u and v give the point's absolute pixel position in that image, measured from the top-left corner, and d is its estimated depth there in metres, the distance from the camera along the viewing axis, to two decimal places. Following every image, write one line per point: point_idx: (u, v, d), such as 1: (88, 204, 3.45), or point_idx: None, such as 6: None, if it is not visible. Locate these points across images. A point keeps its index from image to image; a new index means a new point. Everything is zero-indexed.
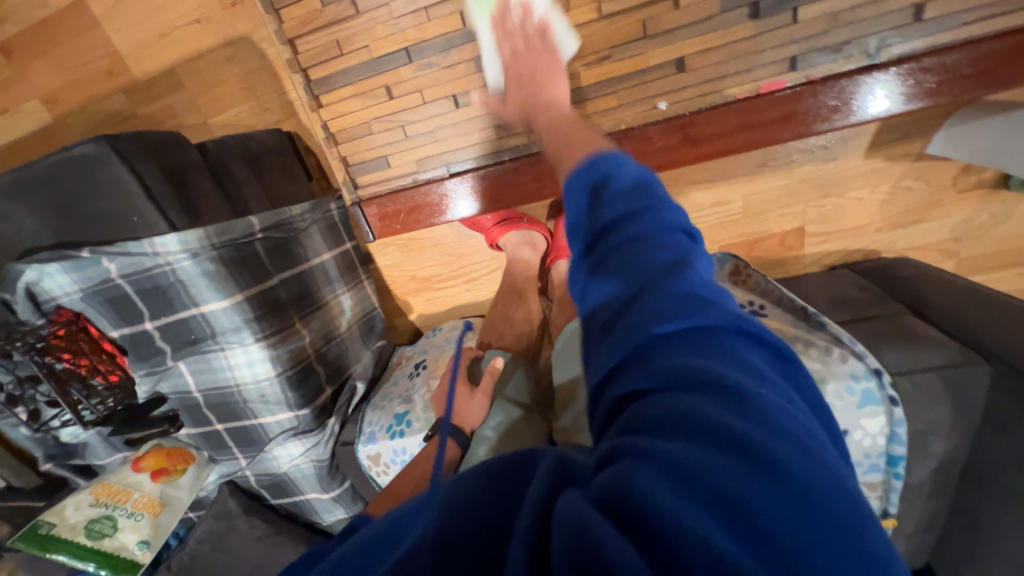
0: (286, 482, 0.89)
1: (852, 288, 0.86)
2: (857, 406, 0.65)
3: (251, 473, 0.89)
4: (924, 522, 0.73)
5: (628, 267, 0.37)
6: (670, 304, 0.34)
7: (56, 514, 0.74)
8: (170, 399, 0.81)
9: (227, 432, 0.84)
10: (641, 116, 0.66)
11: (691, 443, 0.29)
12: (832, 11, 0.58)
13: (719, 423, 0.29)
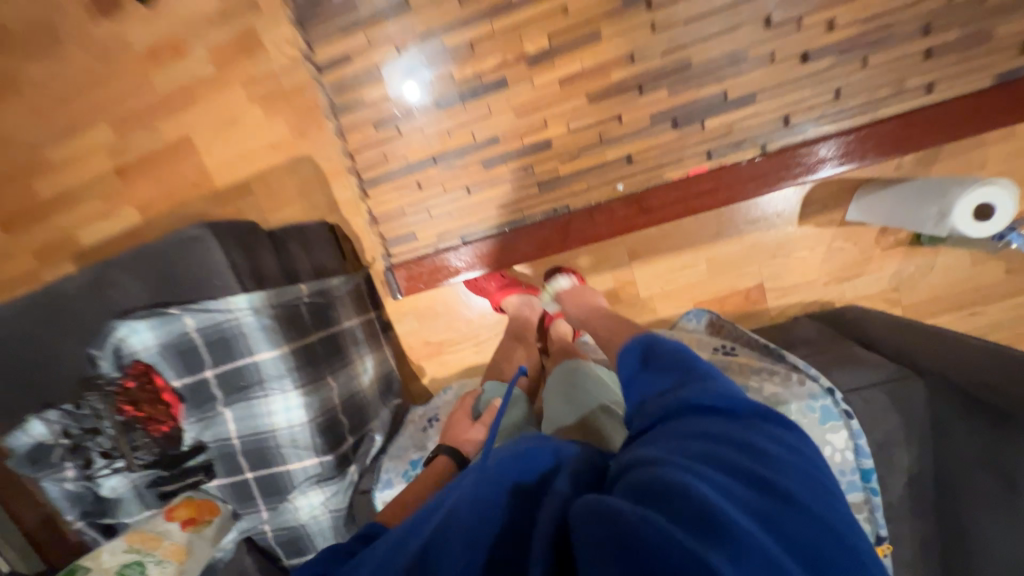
0: (303, 537, 0.92)
1: (810, 330, 0.99)
2: (821, 422, 0.75)
3: (270, 529, 0.93)
4: (915, 547, 0.76)
5: (676, 376, 0.55)
6: (708, 393, 0.51)
7: (94, 559, 0.81)
8: (210, 448, 0.90)
9: (255, 481, 0.91)
10: (604, 195, 0.84)
11: (728, 474, 0.42)
12: (729, 123, 0.77)
13: (746, 466, 0.43)
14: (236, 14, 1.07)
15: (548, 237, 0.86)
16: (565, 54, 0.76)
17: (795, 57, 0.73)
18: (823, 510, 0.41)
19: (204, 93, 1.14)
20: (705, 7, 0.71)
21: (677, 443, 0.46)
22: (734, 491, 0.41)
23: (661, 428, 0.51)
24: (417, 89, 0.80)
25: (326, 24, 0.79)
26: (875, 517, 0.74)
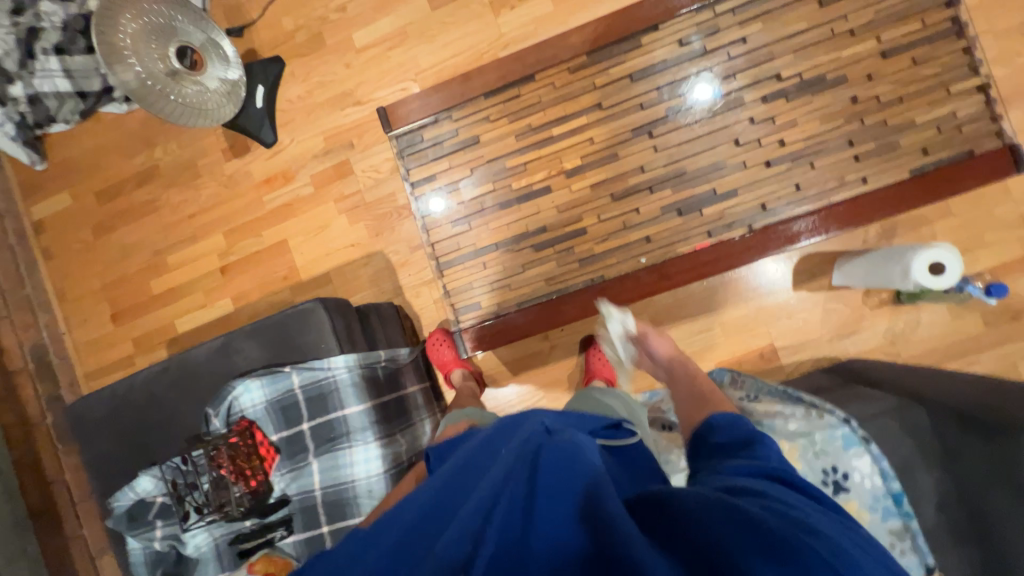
0: None
1: (822, 380, 1.12)
2: (844, 448, 0.86)
3: None
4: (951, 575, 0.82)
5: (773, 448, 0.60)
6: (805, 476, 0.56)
7: None
8: (292, 501, 0.99)
9: (331, 535, 0.97)
10: (630, 266, 1.04)
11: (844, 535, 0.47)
12: (721, 212, 1.02)
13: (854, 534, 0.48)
14: (336, 150, 1.43)
15: (589, 301, 1.05)
16: (593, 167, 1.04)
17: (762, 163, 1.00)
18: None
19: (302, 207, 1.45)
20: (691, 134, 1.01)
21: (774, 490, 0.53)
22: (835, 529, 0.48)
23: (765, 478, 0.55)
24: (440, 202, 1.10)
25: (422, 154, 1.10)
26: (917, 543, 0.81)
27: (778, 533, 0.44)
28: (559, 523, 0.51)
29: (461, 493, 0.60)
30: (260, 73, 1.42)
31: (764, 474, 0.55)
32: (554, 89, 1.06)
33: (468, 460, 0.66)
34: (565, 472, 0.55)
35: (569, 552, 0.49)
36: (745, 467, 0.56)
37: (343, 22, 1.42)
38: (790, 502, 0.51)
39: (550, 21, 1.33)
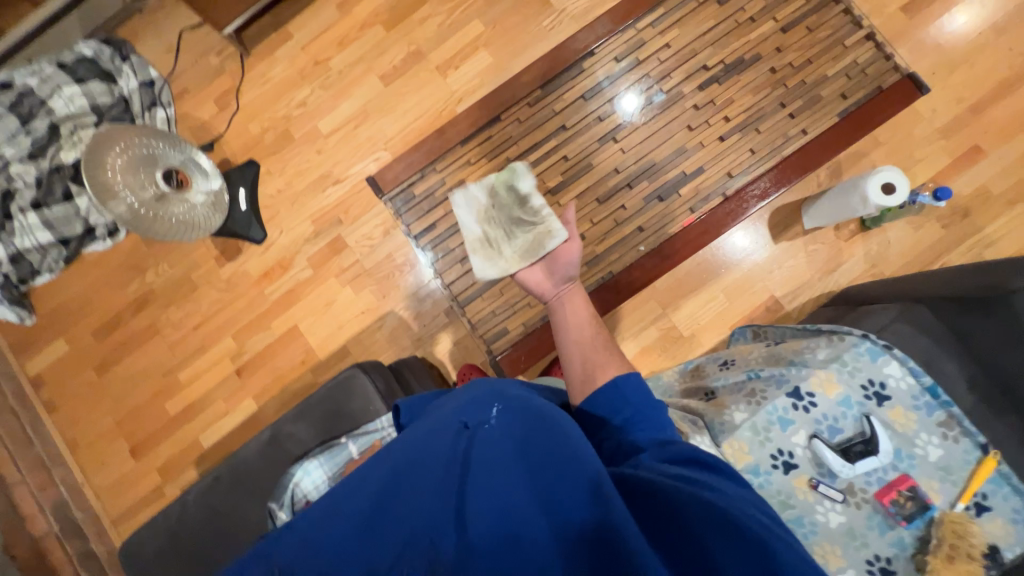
0: None
1: (828, 312, 1.21)
2: (873, 360, 0.93)
3: None
4: (1001, 444, 0.89)
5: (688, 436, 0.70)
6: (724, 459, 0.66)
7: None
8: None
9: None
10: (633, 256, 1.13)
11: (757, 507, 0.58)
12: (695, 188, 1.13)
13: (761, 503, 0.60)
14: (326, 229, 1.49)
15: (607, 297, 1.12)
16: (575, 180, 1.16)
17: (717, 139, 1.14)
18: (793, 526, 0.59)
19: (305, 291, 1.48)
20: (647, 130, 1.15)
21: (703, 473, 0.62)
22: (748, 501, 0.58)
23: (694, 463, 0.63)
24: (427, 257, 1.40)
25: (420, 206, 1.37)
26: (966, 426, 0.88)
27: (722, 513, 0.54)
28: (520, 505, 0.59)
29: (425, 468, 0.64)
30: (238, 178, 1.50)
31: (696, 461, 0.63)
32: (520, 124, 1.21)
33: (429, 431, 0.67)
34: (542, 457, 0.61)
35: (525, 526, 0.57)
36: (676, 453, 0.64)
37: (306, 115, 1.53)
38: (715, 483, 0.60)
39: (493, 70, 1.49)
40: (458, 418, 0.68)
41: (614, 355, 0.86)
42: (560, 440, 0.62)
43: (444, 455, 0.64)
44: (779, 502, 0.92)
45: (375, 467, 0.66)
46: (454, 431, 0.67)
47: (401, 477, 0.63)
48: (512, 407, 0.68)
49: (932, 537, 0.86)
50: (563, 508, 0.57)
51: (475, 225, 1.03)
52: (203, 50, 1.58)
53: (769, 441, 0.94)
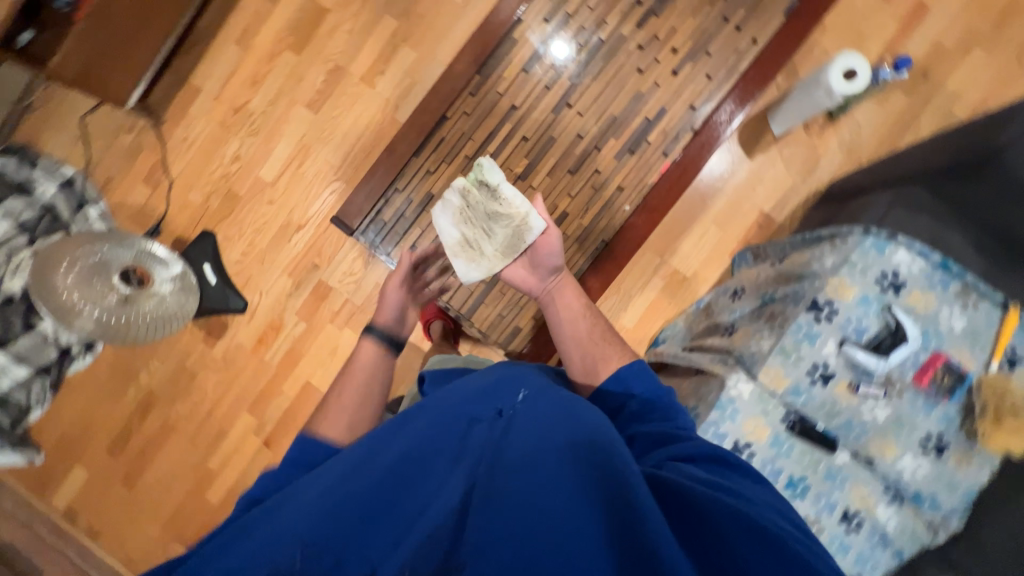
0: None
1: (820, 214, 1.20)
2: (880, 252, 0.93)
3: None
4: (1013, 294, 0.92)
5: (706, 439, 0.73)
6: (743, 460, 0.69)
7: None
8: None
9: None
10: (621, 218, 1.10)
11: (777, 511, 0.61)
12: (663, 130, 1.09)
13: (778, 505, 0.62)
14: (305, 278, 1.43)
15: (607, 266, 1.09)
16: (541, 159, 1.09)
17: (670, 75, 1.09)
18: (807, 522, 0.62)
19: (305, 345, 1.44)
20: (598, 86, 1.09)
21: (722, 476, 0.65)
22: (768, 506, 0.60)
23: (712, 464, 0.66)
24: None
25: (396, 232, 1.12)
26: (981, 289, 0.90)
27: (751, 516, 0.56)
28: (545, 489, 0.58)
29: (452, 446, 0.64)
30: (199, 255, 1.42)
31: (708, 460, 0.67)
32: (469, 116, 1.10)
33: (459, 408, 0.68)
34: (570, 442, 0.62)
35: (550, 513, 0.55)
36: (689, 453, 0.67)
37: (244, 168, 1.44)
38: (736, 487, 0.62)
39: (420, 65, 1.40)
40: (490, 403, 0.69)
41: (615, 343, 0.90)
42: (589, 425, 0.64)
43: (471, 437, 0.65)
44: (826, 413, 0.95)
45: (397, 439, 0.66)
46: (485, 410, 0.68)
47: (424, 451, 0.63)
48: (538, 394, 0.71)
49: (975, 402, 0.90)
50: (587, 482, 0.57)
51: (453, 229, 0.97)
52: (112, 132, 1.46)
53: (802, 358, 0.95)
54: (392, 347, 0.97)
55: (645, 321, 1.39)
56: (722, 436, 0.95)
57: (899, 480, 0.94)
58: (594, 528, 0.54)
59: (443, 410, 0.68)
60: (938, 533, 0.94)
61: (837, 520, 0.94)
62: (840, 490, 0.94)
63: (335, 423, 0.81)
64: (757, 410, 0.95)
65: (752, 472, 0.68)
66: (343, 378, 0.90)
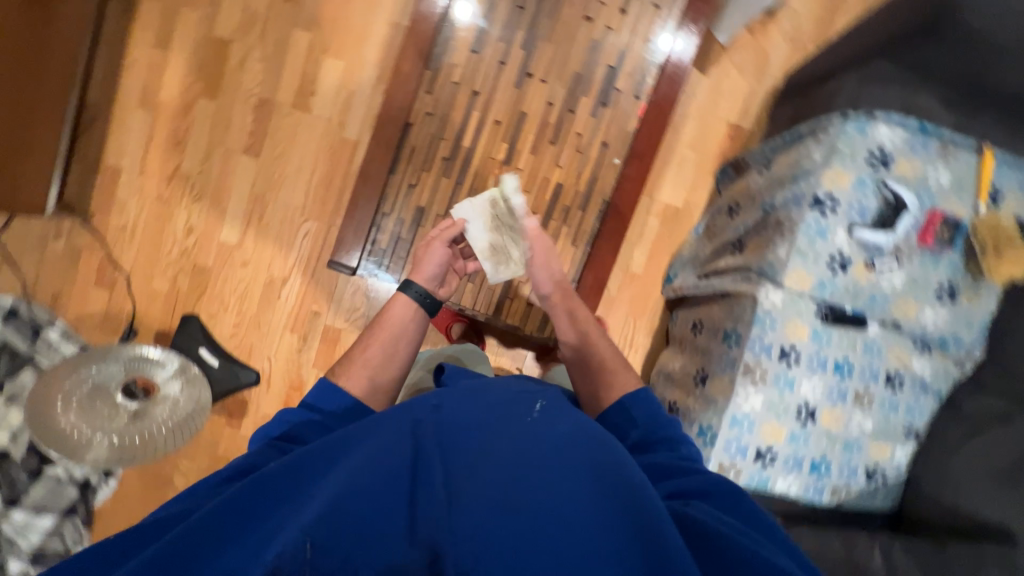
0: None
1: (788, 111, 1.23)
2: (862, 133, 0.98)
3: None
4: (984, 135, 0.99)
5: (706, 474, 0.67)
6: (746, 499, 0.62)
7: None
8: None
9: None
10: (614, 172, 1.08)
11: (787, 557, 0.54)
12: (628, 73, 1.06)
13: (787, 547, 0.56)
14: (310, 328, 1.36)
15: (617, 224, 1.08)
16: (520, 138, 1.06)
17: (619, 13, 1.05)
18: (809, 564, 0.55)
19: None
20: (551, 46, 1.04)
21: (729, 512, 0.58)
22: (776, 547, 0.54)
23: (718, 496, 0.60)
24: None
25: (398, 258, 1.06)
26: (956, 140, 0.97)
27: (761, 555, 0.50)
28: (554, 489, 0.50)
29: (455, 437, 0.56)
30: (188, 341, 1.31)
31: (722, 495, 0.60)
32: (432, 115, 1.04)
33: (468, 405, 0.60)
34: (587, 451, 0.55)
35: (554, 512, 0.49)
36: (703, 489, 0.60)
37: (202, 237, 1.33)
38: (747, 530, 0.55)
39: (351, 73, 1.29)
40: (501, 404, 0.61)
41: (620, 371, 0.81)
42: (603, 437, 0.59)
43: (477, 427, 0.57)
44: (851, 295, 1.01)
45: (392, 427, 0.56)
46: (495, 406, 0.60)
47: (424, 444, 0.54)
48: (556, 401, 0.64)
49: (975, 244, 0.98)
50: (596, 487, 0.51)
51: (476, 235, 0.95)
52: (38, 242, 1.30)
53: (820, 253, 1.00)
54: (428, 308, 0.85)
55: (653, 262, 1.41)
56: (768, 347, 1.01)
57: (925, 333, 1.03)
58: (601, 531, 0.48)
59: (456, 406, 0.60)
60: (965, 365, 1.05)
61: (884, 385, 1.03)
62: (880, 357, 1.03)
63: (356, 375, 0.73)
64: (792, 313, 1.01)
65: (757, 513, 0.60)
66: (372, 326, 0.81)
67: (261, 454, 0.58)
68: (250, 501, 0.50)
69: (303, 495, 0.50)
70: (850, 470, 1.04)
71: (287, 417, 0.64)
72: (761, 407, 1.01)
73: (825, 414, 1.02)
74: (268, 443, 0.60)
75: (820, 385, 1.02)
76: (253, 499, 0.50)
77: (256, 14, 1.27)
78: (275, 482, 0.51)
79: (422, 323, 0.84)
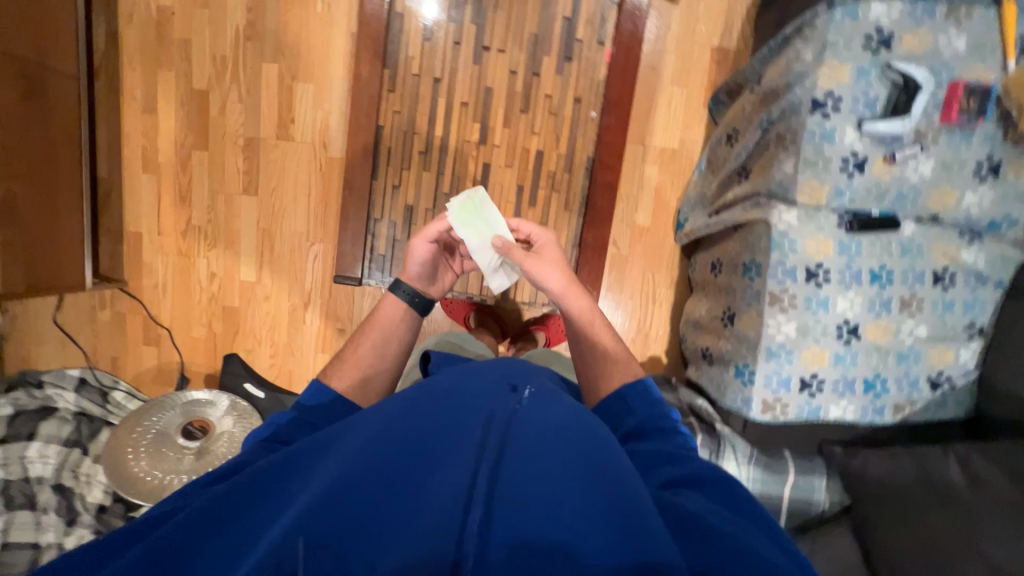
0: (801, 478, 1.00)
1: (772, 18, 1.14)
2: (853, 18, 0.89)
3: (795, 473, 1.00)
4: None
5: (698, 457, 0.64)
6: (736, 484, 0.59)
7: None
8: None
9: (759, 465, 1.00)
10: (594, 126, 1.04)
11: (771, 540, 0.53)
12: (588, 19, 1.01)
13: (771, 528, 0.55)
14: (338, 345, 1.41)
15: (607, 178, 1.05)
16: (490, 113, 1.04)
17: None
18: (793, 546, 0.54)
19: None
20: (503, 12, 1.01)
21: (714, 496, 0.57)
22: (757, 530, 0.54)
23: (703, 482, 0.58)
24: None
25: (397, 259, 1.08)
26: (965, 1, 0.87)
27: (741, 540, 0.50)
28: (539, 480, 0.52)
29: (445, 432, 0.57)
30: (235, 378, 1.37)
31: (713, 484, 0.58)
32: (401, 111, 1.04)
33: (459, 400, 0.62)
34: (573, 439, 0.57)
35: (538, 503, 0.50)
36: (693, 476, 0.59)
37: (225, 280, 1.40)
38: (730, 518, 0.54)
39: (323, 93, 1.32)
40: (492, 398, 0.63)
41: (624, 360, 0.79)
42: (590, 425, 0.61)
43: (467, 421, 0.59)
44: (876, 196, 0.93)
45: (382, 423, 0.57)
46: (485, 401, 0.62)
47: (415, 442, 0.55)
48: (546, 392, 0.66)
49: (1010, 109, 0.87)
50: (580, 474, 0.53)
51: (477, 247, 0.94)
52: (89, 315, 1.42)
53: (831, 157, 0.92)
54: (418, 308, 0.86)
55: (660, 211, 1.35)
56: (792, 270, 0.94)
57: (971, 219, 0.93)
58: (583, 518, 0.50)
59: (447, 401, 0.62)
60: None
61: (932, 285, 0.94)
62: (921, 257, 0.94)
63: (347, 375, 0.75)
64: (812, 229, 0.94)
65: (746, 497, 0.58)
66: (362, 326, 0.82)
67: (252, 452, 0.59)
68: (246, 494, 0.50)
69: (297, 490, 0.51)
70: (911, 383, 0.96)
71: (275, 418, 0.65)
72: (796, 334, 0.95)
73: (870, 328, 0.95)
74: (260, 442, 0.61)
75: (857, 299, 0.94)
76: (249, 491, 0.51)
77: (225, 59, 1.31)
78: (269, 478, 0.52)
79: (414, 321, 0.86)
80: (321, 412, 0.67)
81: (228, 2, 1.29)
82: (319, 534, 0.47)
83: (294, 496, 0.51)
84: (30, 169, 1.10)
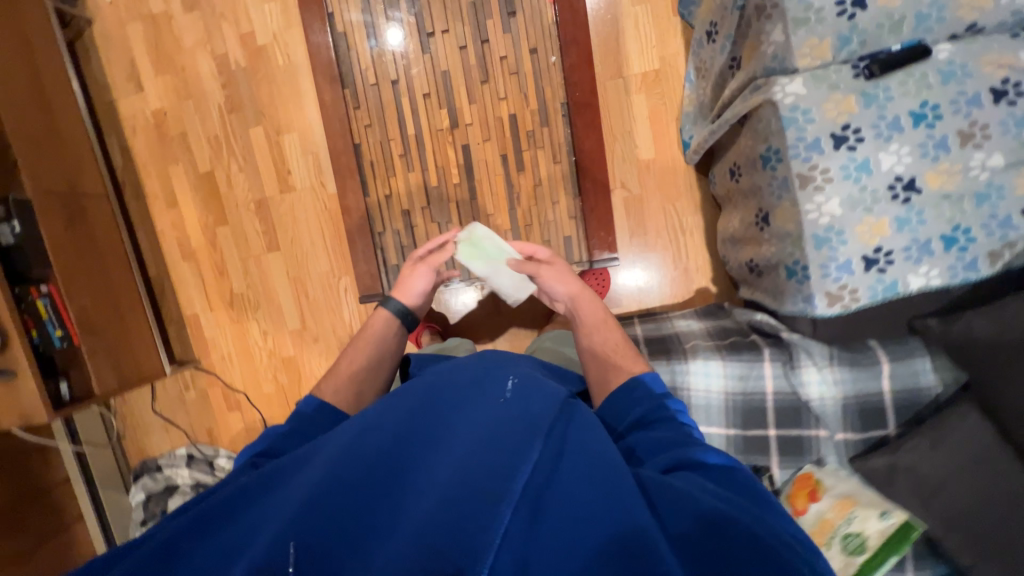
0: (899, 365, 0.90)
1: None
2: None
3: (889, 361, 0.90)
4: None
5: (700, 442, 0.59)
6: (736, 472, 0.54)
7: (856, 526, 0.88)
8: (774, 410, 0.95)
9: (843, 361, 0.91)
10: (559, 72, 1.01)
11: (774, 523, 0.48)
12: None
13: (776, 513, 0.50)
14: None
15: (589, 118, 1.00)
16: (454, 95, 1.03)
17: None
18: (801, 537, 0.48)
19: None
20: None
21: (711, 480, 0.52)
22: (757, 513, 0.48)
23: (702, 467, 0.54)
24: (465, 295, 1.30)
25: None
26: None
27: (736, 522, 0.45)
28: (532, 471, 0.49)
29: (429, 435, 0.56)
30: None
31: (712, 467, 0.54)
32: (371, 124, 1.06)
33: (442, 398, 0.60)
34: (563, 435, 0.54)
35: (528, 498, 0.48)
36: (694, 461, 0.54)
37: (276, 335, 1.51)
38: (726, 501, 0.49)
39: (308, 138, 1.39)
40: (479, 388, 0.61)
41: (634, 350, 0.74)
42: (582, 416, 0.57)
43: (453, 421, 0.57)
44: (891, 29, 0.82)
45: (366, 432, 0.55)
46: (469, 395, 0.60)
47: (399, 445, 0.54)
48: (528, 377, 0.63)
49: None
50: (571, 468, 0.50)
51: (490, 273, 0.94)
52: (178, 397, 1.58)
53: (822, 6, 0.81)
54: (408, 323, 0.88)
55: (661, 138, 1.26)
56: (816, 143, 0.84)
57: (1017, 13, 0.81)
58: (577, 515, 0.46)
59: (428, 399, 0.60)
60: None
61: (996, 103, 0.80)
62: (969, 78, 0.80)
63: (341, 389, 0.76)
64: (825, 90, 0.83)
65: (748, 484, 0.53)
66: (353, 340, 0.84)
67: (237, 472, 0.60)
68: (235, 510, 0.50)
69: (283, 499, 0.50)
70: (1001, 223, 0.82)
71: (272, 430, 0.66)
72: (842, 211, 0.84)
73: (930, 177, 0.82)
74: (249, 458, 0.62)
75: (905, 150, 0.82)
76: (232, 506, 0.51)
77: (218, 138, 1.42)
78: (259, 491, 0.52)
79: (401, 336, 0.86)
80: (316, 422, 0.69)
81: (205, 87, 1.40)
82: (304, 542, 0.45)
83: (276, 507, 0.50)
84: (90, 288, 1.24)
